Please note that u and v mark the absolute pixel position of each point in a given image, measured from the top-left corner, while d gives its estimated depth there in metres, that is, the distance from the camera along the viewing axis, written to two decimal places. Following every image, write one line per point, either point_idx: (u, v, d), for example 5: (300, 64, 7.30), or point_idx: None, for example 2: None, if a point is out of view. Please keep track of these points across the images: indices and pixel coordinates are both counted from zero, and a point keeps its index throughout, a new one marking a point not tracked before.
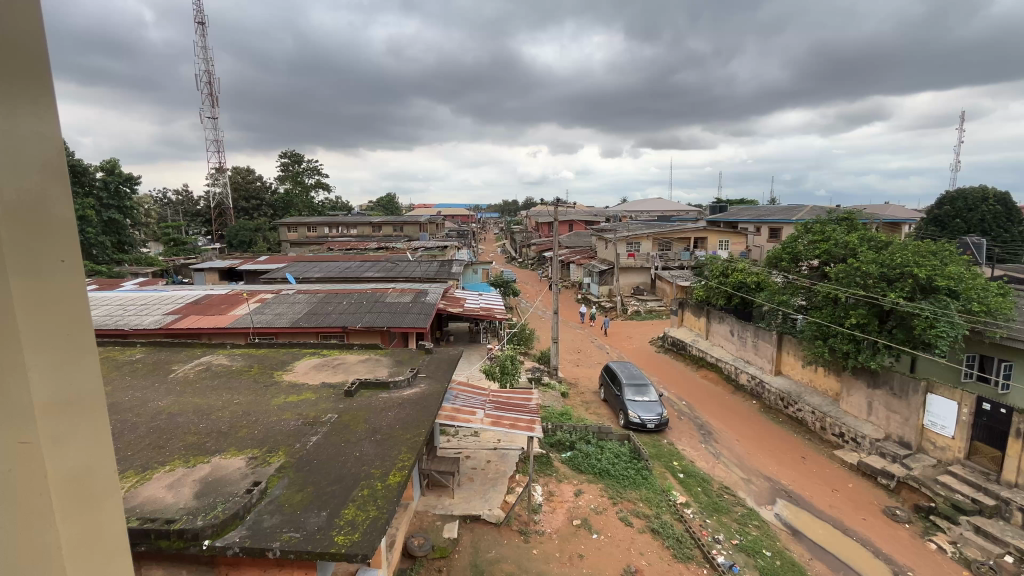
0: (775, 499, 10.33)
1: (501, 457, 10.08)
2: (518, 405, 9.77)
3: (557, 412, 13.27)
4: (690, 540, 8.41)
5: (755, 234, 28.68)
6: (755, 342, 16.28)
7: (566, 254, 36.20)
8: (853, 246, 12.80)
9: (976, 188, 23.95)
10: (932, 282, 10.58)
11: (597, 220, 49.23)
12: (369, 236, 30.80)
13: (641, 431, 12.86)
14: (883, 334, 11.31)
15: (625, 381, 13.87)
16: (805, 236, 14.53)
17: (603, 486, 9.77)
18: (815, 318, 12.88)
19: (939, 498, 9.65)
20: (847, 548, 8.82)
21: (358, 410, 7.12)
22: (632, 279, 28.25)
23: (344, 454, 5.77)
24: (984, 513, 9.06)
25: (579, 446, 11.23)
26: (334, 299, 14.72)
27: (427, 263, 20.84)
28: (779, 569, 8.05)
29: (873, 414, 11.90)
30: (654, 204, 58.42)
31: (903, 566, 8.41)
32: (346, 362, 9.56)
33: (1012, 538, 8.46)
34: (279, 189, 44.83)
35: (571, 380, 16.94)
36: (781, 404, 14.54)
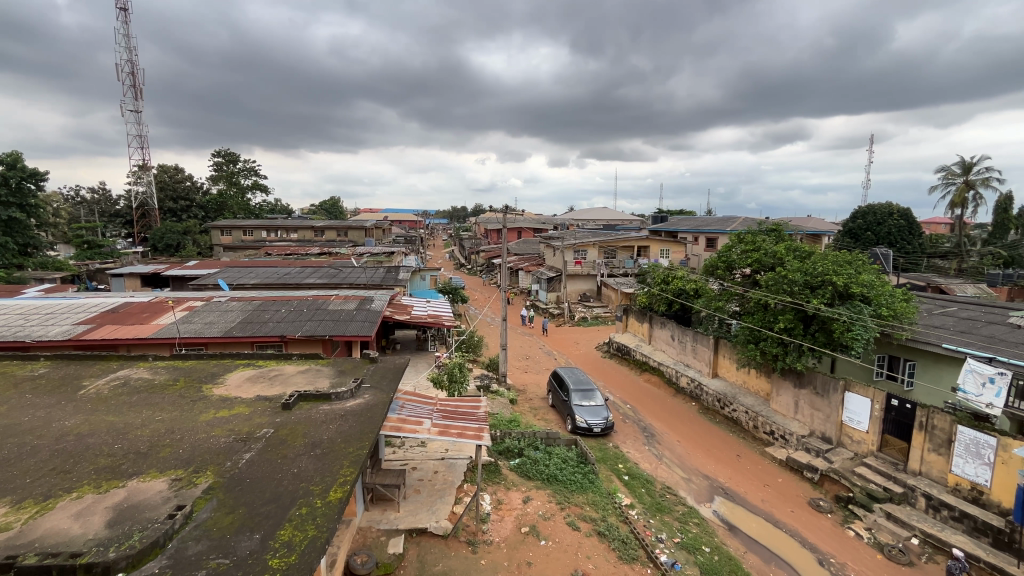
0: (713, 497, 10.79)
1: (449, 467, 9.91)
2: (466, 414, 9.64)
3: (506, 419, 13.21)
4: (635, 541, 8.60)
5: (693, 243, 30.13)
6: (694, 347, 17.06)
7: (514, 261, 36.40)
8: (781, 256, 13.69)
9: (883, 204, 26.59)
10: (849, 289, 11.51)
11: (545, 228, 49.97)
12: (311, 241, 29.58)
13: (588, 435, 13.09)
14: (807, 337, 12.17)
15: (572, 387, 14.08)
16: (737, 246, 15.36)
17: (551, 492, 9.81)
18: (747, 323, 13.66)
19: (856, 488, 10.46)
20: (777, 540, 9.35)
21: (297, 424, 6.75)
22: (579, 286, 28.83)
23: (280, 471, 5.45)
24: (894, 500, 9.92)
25: (527, 453, 11.24)
26: (272, 307, 13.96)
27: (372, 269, 20.27)
28: (717, 564, 8.37)
29: (799, 412, 12.78)
30: (599, 212, 60.03)
31: (826, 554, 9.02)
32: (284, 373, 9.07)
33: (917, 522, 9.32)
34: (211, 190, 42.15)
35: (519, 386, 16.98)
36: (718, 405, 15.27)
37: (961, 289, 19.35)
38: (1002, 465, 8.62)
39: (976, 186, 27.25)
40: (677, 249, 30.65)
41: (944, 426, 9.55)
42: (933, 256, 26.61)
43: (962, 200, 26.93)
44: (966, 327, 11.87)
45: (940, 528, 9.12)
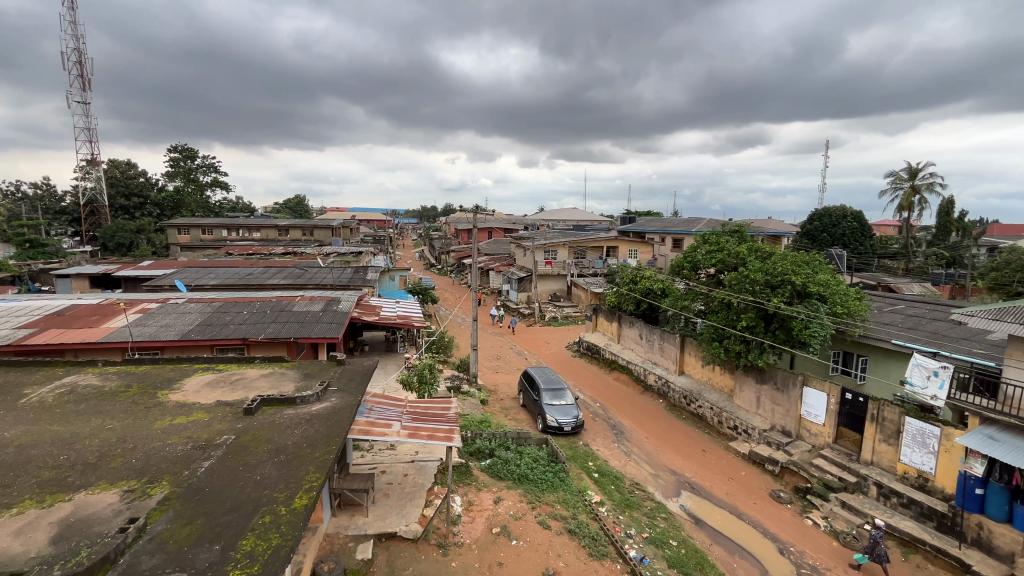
0: (680, 491, 11.04)
1: (419, 470, 9.79)
2: (437, 415, 9.54)
3: (477, 419, 13.16)
4: (606, 538, 8.71)
5: (660, 244, 30.75)
6: (661, 345, 17.43)
7: (485, 261, 36.35)
8: (743, 256, 14.16)
9: (837, 207, 27.88)
10: (806, 288, 11.99)
11: (516, 228, 50.07)
12: (274, 240, 28.71)
13: (559, 434, 13.18)
14: (768, 335, 12.62)
15: (543, 387, 14.15)
16: (702, 246, 15.77)
17: (522, 491, 9.83)
18: (711, 321, 14.05)
19: (814, 479, 10.91)
20: (740, 531, 9.65)
21: (260, 429, 6.52)
22: (550, 286, 29.02)
23: (242, 478, 5.25)
24: (848, 489, 10.39)
25: (498, 453, 11.22)
26: (233, 309, 13.45)
27: (339, 269, 19.84)
28: (684, 557, 8.57)
29: (761, 407, 13.24)
30: (569, 213, 60.69)
31: (786, 542, 9.37)
32: (246, 377, 8.75)
33: (869, 509, 9.80)
34: (168, 187, 40.34)
35: (490, 387, 16.96)
36: (684, 402, 15.64)
37: (907, 288, 20.48)
38: (945, 453, 9.15)
39: (921, 190, 28.92)
40: (645, 249, 31.27)
41: (893, 418, 10.08)
42: (883, 257, 28.06)
43: (909, 204, 28.52)
44: (913, 324, 12.57)
45: (890, 514, 9.62)
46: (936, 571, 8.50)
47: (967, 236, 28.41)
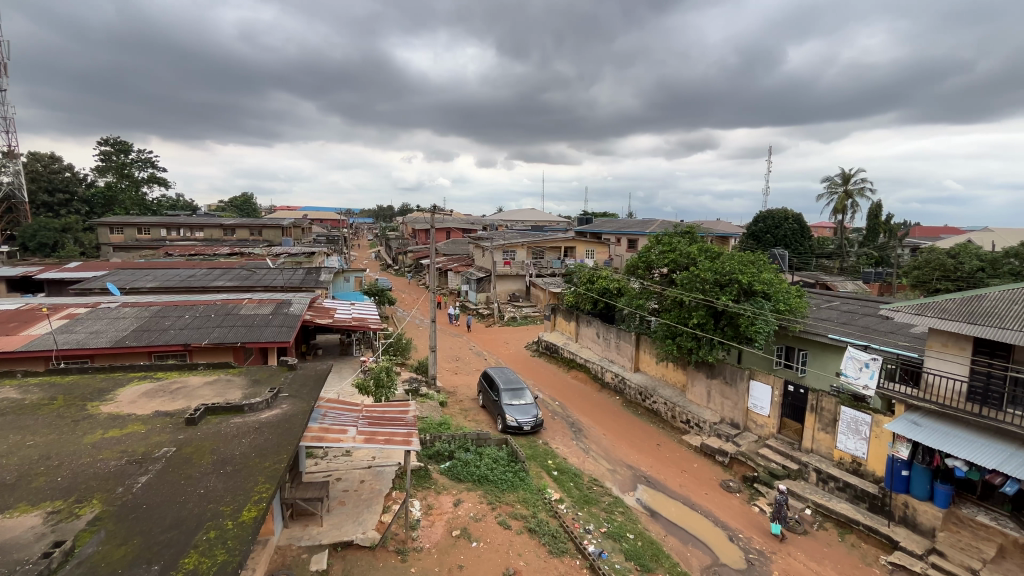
0: (637, 485, 11.34)
1: (376, 475, 9.58)
2: (395, 419, 9.34)
3: (436, 421, 12.99)
4: (565, 535, 8.81)
5: (616, 244, 31.41)
6: (617, 343, 17.85)
7: (443, 262, 36.04)
8: (694, 256, 14.70)
9: (779, 209, 29.38)
10: (752, 287, 12.59)
11: (475, 228, 49.92)
12: (219, 240, 27.23)
13: (518, 434, 13.22)
14: (717, 331, 13.16)
15: (502, 387, 14.16)
16: (656, 247, 16.25)
17: (482, 492, 9.79)
18: (665, 319, 14.50)
19: (760, 468, 11.47)
20: (694, 522, 9.99)
21: (203, 439, 6.15)
22: (508, 286, 29.10)
23: (184, 493, 4.94)
24: (791, 476, 11.01)
25: (458, 455, 11.13)
26: (173, 313, 12.65)
27: (290, 270, 19.08)
28: (641, 550, 8.79)
29: (711, 401, 13.79)
30: (527, 214, 61.15)
31: (735, 530, 9.81)
32: (188, 385, 8.25)
33: (810, 494, 10.41)
34: (98, 183, 37.41)
35: (449, 388, 16.81)
36: (639, 398, 16.07)
37: (842, 286, 21.88)
38: (875, 439, 9.85)
39: (854, 195, 31.00)
40: (601, 249, 31.88)
41: (830, 407, 10.75)
42: (821, 257, 29.86)
43: (843, 207, 30.52)
44: (847, 319, 13.43)
45: (828, 498, 10.26)
46: (869, 548, 9.13)
47: (893, 238, 30.74)
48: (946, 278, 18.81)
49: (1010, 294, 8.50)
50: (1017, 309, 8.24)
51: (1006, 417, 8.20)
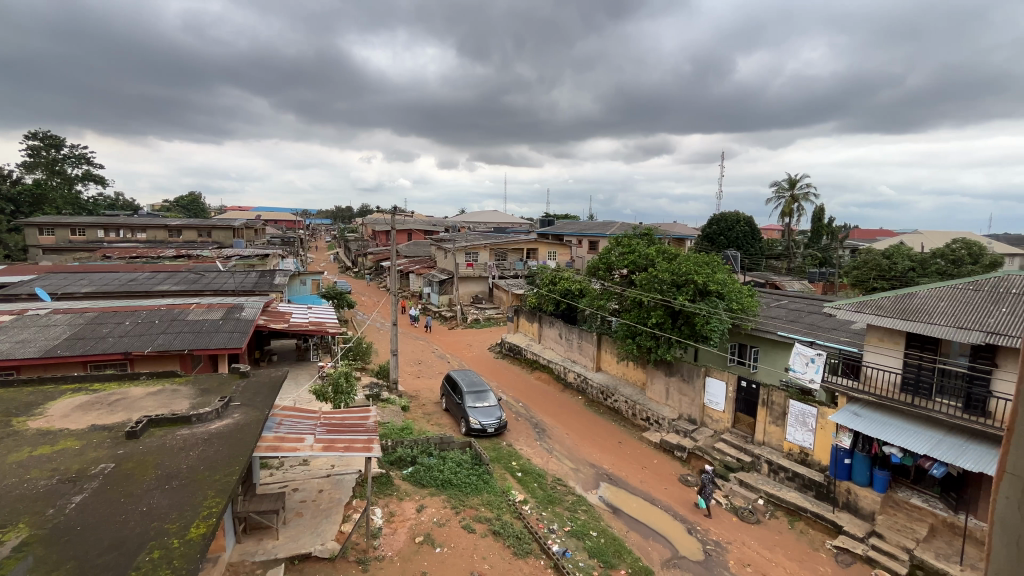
0: (599, 483, 11.50)
1: (335, 484, 9.30)
2: (354, 425, 9.10)
3: (398, 426, 12.75)
4: (529, 535, 8.81)
5: (577, 246, 31.85)
6: (579, 343, 18.09)
7: (404, 264, 35.51)
8: (652, 258, 15.08)
9: (731, 213, 30.81)
10: (707, 287, 13.03)
11: (437, 230, 49.48)
12: (164, 242, 25.79)
13: (482, 436, 13.16)
14: (675, 330, 13.56)
15: (466, 390, 14.06)
16: (616, 248, 16.58)
17: (445, 497, 9.66)
18: (625, 319, 14.81)
19: (716, 462, 11.89)
20: (654, 517, 10.23)
21: (147, 454, 5.78)
22: (471, 288, 28.98)
23: (125, 512, 4.61)
24: (744, 468, 11.46)
25: (420, 460, 10.95)
26: (111, 319, 11.84)
27: (242, 273, 18.26)
28: (603, 546, 8.92)
29: (670, 398, 14.19)
30: (489, 216, 61.17)
31: (693, 522, 10.10)
32: (129, 396, 7.74)
33: (762, 485, 10.87)
34: (25, 179, 34.69)
35: (412, 393, 16.53)
36: (601, 397, 16.32)
37: (790, 286, 22.98)
38: (821, 429, 10.40)
39: (799, 199, 32.59)
40: (563, 251, 32.21)
41: (780, 401, 11.27)
42: (770, 258, 31.24)
43: (790, 211, 32.10)
44: (794, 317, 14.13)
45: (779, 487, 10.75)
46: (816, 534, 9.63)
47: (835, 239, 32.52)
48: (882, 277, 20.29)
49: (937, 291, 9.16)
50: (944, 306, 8.90)
51: (935, 406, 8.87)
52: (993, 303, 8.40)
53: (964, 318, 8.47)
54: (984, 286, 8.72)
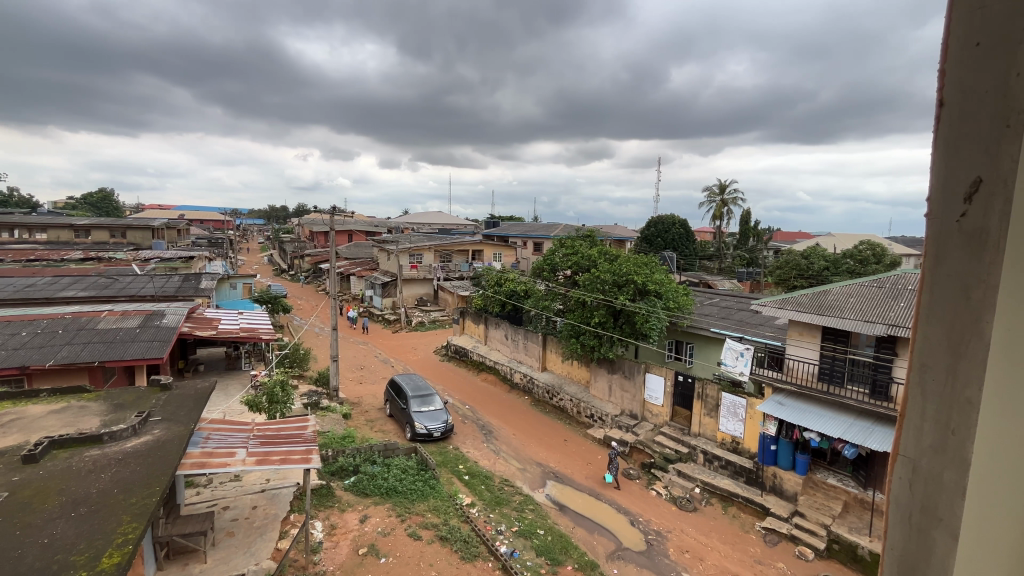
0: (546, 482, 11.62)
1: (271, 499, 8.80)
2: (291, 436, 8.66)
3: (339, 435, 12.27)
4: (477, 538, 8.75)
5: (522, 248, 32.22)
6: (525, 344, 18.23)
7: (345, 266, 34.31)
8: (594, 259, 15.52)
9: (667, 216, 32.26)
10: (646, 286, 13.54)
11: (379, 232, 48.23)
12: (70, 243, 23.36)
13: (428, 441, 12.94)
14: (616, 329, 14.00)
15: (410, 394, 13.78)
16: (560, 250, 16.88)
17: (390, 505, 9.41)
18: (569, 319, 15.09)
19: (656, 454, 12.34)
20: (599, 511, 10.46)
21: (48, 479, 5.16)
22: (416, 291, 28.51)
23: (20, 544, 4.08)
24: (682, 459, 12.00)
25: (364, 469, 10.59)
26: (4, 330, 10.53)
27: (163, 277, 16.88)
28: (550, 544, 9.01)
29: (612, 394, 14.62)
30: (434, 217, 60.44)
31: (636, 514, 10.42)
32: (28, 416, 6.91)
33: (698, 474, 11.42)
34: None
35: (354, 399, 15.97)
36: (547, 396, 16.52)
37: (720, 285, 24.42)
38: (750, 419, 11.09)
39: (728, 204, 34.71)
40: (509, 253, 32.42)
41: (713, 394, 11.93)
42: (703, 259, 33.02)
43: (720, 215, 34.10)
44: (725, 314, 15.01)
45: (713, 475, 11.34)
46: (747, 517, 10.24)
47: (760, 241, 34.94)
48: (801, 276, 22.00)
49: (847, 289, 10.14)
50: (853, 301, 9.79)
51: (847, 393, 9.74)
52: (893, 298, 9.35)
53: (870, 312, 9.31)
54: (885, 284, 9.81)
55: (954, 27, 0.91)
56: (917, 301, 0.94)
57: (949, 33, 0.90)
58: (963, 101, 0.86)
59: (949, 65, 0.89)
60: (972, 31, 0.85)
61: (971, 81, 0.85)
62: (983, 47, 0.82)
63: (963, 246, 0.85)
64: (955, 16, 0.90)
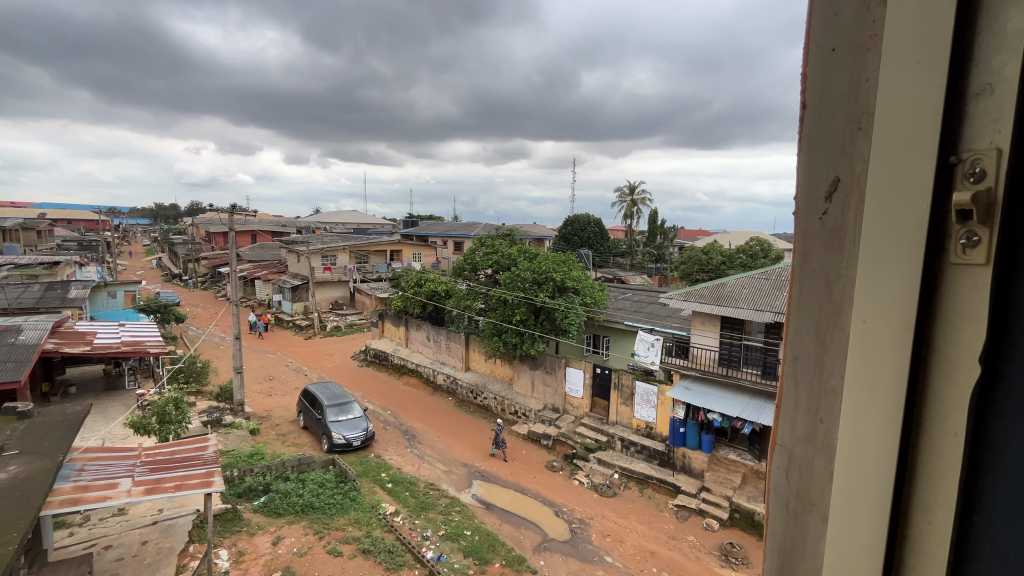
0: (472, 482, 11.53)
1: (165, 531, 7.87)
2: (189, 459, 7.79)
3: (246, 453, 11.30)
4: (402, 547, 8.46)
5: (442, 247, 31.92)
6: (448, 344, 18.00)
7: (249, 269, 31.63)
8: (514, 257, 15.72)
9: (583, 215, 33.60)
10: (564, 283, 13.92)
11: (287, 232, 45.07)
12: None
13: (347, 451, 12.31)
14: (537, 326, 14.26)
15: (326, 403, 13.03)
16: (480, 249, 16.94)
17: (307, 523, 8.82)
18: (491, 318, 15.14)
19: (578, 445, 12.78)
20: (525, 506, 10.58)
21: None
22: (330, 294, 26.99)
23: None
24: (602, 447, 12.53)
25: (275, 487, 9.82)
26: None
27: (18, 287, 14.43)
28: (478, 544, 8.95)
29: (535, 390, 14.90)
30: (347, 216, 57.63)
31: (560, 505, 10.69)
32: None
33: (616, 460, 11.99)
34: None
35: (262, 413, 14.77)
36: (471, 395, 16.41)
37: (633, 281, 25.84)
38: (661, 405, 11.83)
39: (638, 203, 36.83)
40: (428, 252, 31.87)
41: (629, 383, 12.58)
42: (616, 256, 34.72)
43: (631, 214, 36.08)
44: (637, 308, 15.90)
45: (631, 460, 11.97)
46: (661, 496, 10.93)
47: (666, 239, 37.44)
48: (703, 270, 23.90)
49: (740, 281, 11.16)
50: (745, 292, 10.79)
51: (743, 375, 10.74)
52: (778, 288, 10.44)
53: (761, 301, 10.30)
54: (772, 276, 10.93)
55: (814, 27, 0.97)
56: (790, 295, 1.00)
57: (809, 38, 0.97)
58: (821, 104, 0.93)
59: (809, 68, 0.96)
60: (829, 36, 0.91)
61: (828, 84, 0.92)
62: (836, 52, 0.90)
63: (825, 244, 0.92)
64: (814, 18, 0.96)
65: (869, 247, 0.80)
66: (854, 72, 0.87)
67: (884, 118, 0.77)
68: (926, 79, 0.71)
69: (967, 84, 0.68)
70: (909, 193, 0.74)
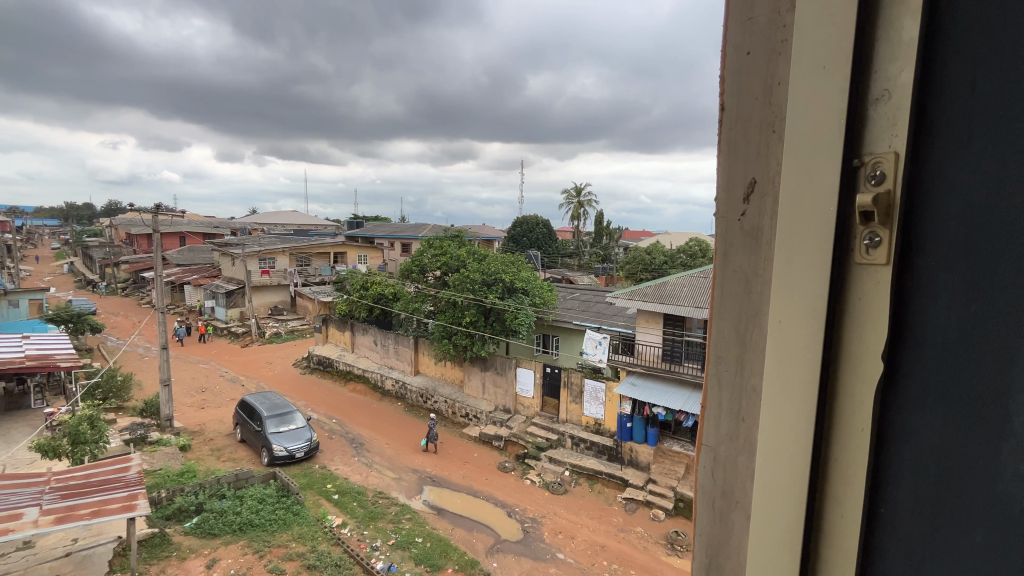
0: (423, 488, 11.29)
1: (81, 563, 7.15)
2: (108, 482, 7.12)
3: (176, 471, 10.50)
4: (350, 560, 8.15)
5: (389, 248, 31.18)
6: (396, 348, 17.56)
7: (177, 274, 29.43)
8: (463, 259, 15.61)
9: (531, 216, 33.88)
10: (514, 284, 13.96)
11: (220, 233, 42.34)
12: None
13: (289, 463, 11.72)
14: (487, 327, 14.22)
15: (265, 414, 12.34)
16: (428, 250, 16.63)
17: (246, 542, 8.31)
18: (441, 320, 14.91)
19: (529, 444, 12.85)
20: (477, 509, 10.50)
21: None
22: (268, 298, 25.63)
23: None
24: (552, 445, 12.68)
25: (208, 505, 9.16)
26: None
27: None
28: (429, 551, 8.78)
29: (486, 391, 14.84)
30: (287, 216, 54.97)
31: (512, 505, 10.70)
32: None
33: (566, 458, 12.16)
34: None
35: (194, 428, 13.77)
36: (420, 400, 16.10)
37: (580, 281, 26.34)
38: (609, 401, 12.13)
39: (584, 205, 37.62)
40: (375, 255, 31.04)
41: (577, 381, 12.80)
42: (564, 256, 35.28)
43: (578, 215, 36.81)
44: (584, 307, 16.22)
45: (581, 456, 12.18)
46: (610, 490, 11.19)
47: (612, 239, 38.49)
48: (646, 270, 24.74)
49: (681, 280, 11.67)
50: (686, 290, 11.29)
51: (685, 370, 11.23)
52: None
53: (700, 299, 10.81)
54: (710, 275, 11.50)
55: (731, 29, 0.99)
56: (712, 295, 1.03)
57: (727, 42, 0.99)
58: (739, 107, 0.95)
59: (728, 72, 0.98)
60: (745, 40, 0.94)
61: (745, 88, 0.94)
62: (752, 56, 0.92)
63: (744, 243, 0.95)
64: (730, 21, 0.99)
65: (784, 246, 0.82)
66: (767, 76, 0.90)
67: (793, 121, 0.80)
68: (831, 84, 0.73)
69: (867, 90, 0.72)
70: (817, 194, 0.76)
